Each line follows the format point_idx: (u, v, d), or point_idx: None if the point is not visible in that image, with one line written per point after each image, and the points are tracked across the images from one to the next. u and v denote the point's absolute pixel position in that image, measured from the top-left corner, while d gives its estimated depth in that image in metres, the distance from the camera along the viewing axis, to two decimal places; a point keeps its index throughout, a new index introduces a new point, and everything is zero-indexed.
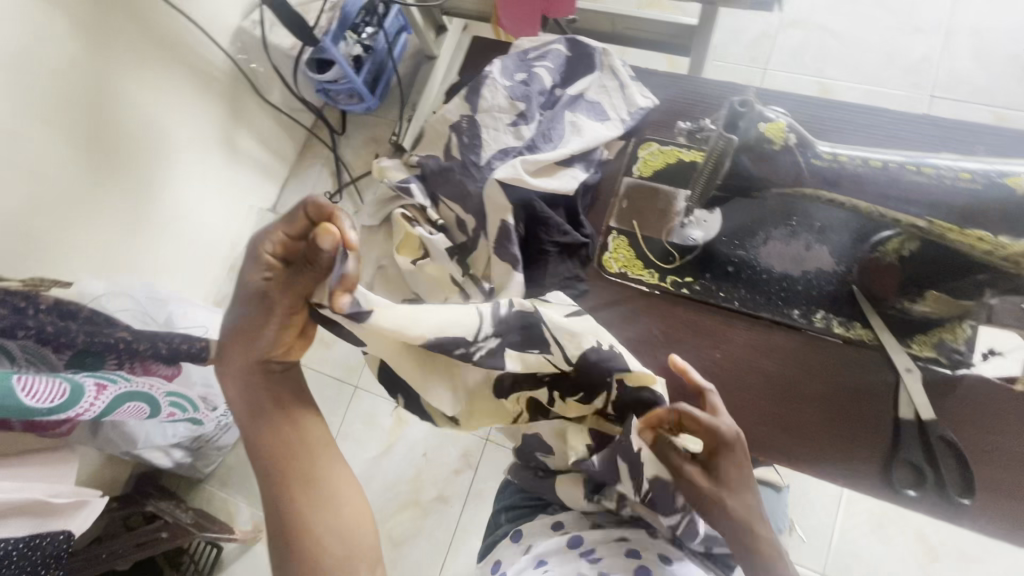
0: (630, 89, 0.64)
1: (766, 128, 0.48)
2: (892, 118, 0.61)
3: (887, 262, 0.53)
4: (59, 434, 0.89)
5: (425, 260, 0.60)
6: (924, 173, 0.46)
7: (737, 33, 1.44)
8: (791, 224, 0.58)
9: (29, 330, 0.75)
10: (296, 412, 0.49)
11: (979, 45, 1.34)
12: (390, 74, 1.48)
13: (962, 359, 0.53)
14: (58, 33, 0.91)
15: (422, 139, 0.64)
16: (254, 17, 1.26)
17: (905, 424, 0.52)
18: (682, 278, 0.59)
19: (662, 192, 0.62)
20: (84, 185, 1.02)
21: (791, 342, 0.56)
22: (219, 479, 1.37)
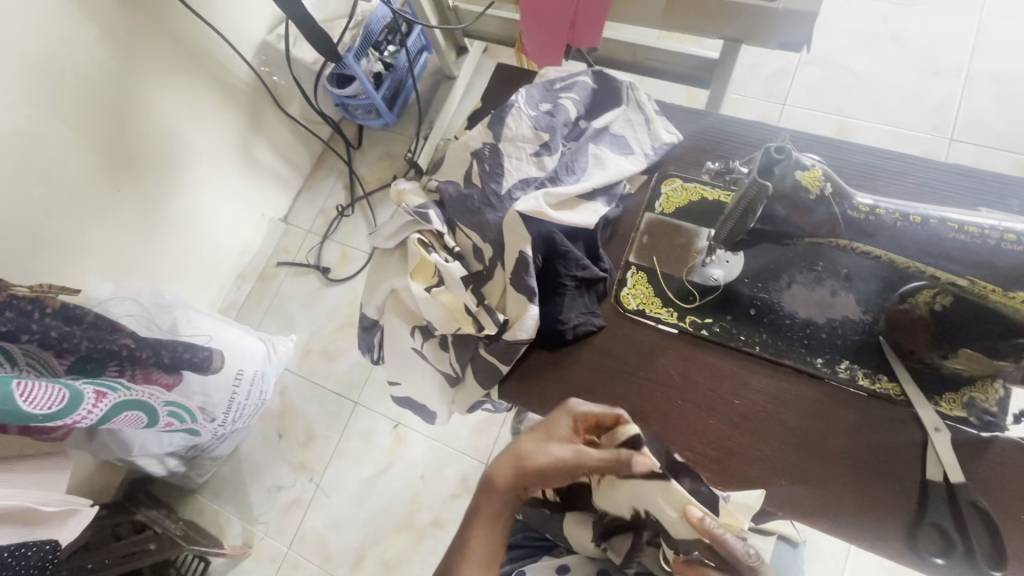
0: (655, 124, 0.64)
1: (802, 176, 0.47)
2: (922, 166, 0.59)
3: (917, 314, 0.50)
4: (52, 438, 0.89)
5: (440, 288, 0.58)
6: (967, 232, 0.46)
7: (756, 68, 1.45)
8: (816, 269, 0.57)
9: (32, 337, 0.74)
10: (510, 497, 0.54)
11: (1001, 92, 1.33)
12: (409, 92, 1.49)
13: (995, 421, 0.50)
14: (85, 40, 0.92)
15: (444, 164, 0.64)
16: (279, 31, 1.26)
17: (932, 486, 0.50)
18: (702, 319, 0.58)
19: (683, 230, 0.61)
20: (100, 190, 1.02)
21: (814, 392, 0.54)
22: (211, 490, 1.33)
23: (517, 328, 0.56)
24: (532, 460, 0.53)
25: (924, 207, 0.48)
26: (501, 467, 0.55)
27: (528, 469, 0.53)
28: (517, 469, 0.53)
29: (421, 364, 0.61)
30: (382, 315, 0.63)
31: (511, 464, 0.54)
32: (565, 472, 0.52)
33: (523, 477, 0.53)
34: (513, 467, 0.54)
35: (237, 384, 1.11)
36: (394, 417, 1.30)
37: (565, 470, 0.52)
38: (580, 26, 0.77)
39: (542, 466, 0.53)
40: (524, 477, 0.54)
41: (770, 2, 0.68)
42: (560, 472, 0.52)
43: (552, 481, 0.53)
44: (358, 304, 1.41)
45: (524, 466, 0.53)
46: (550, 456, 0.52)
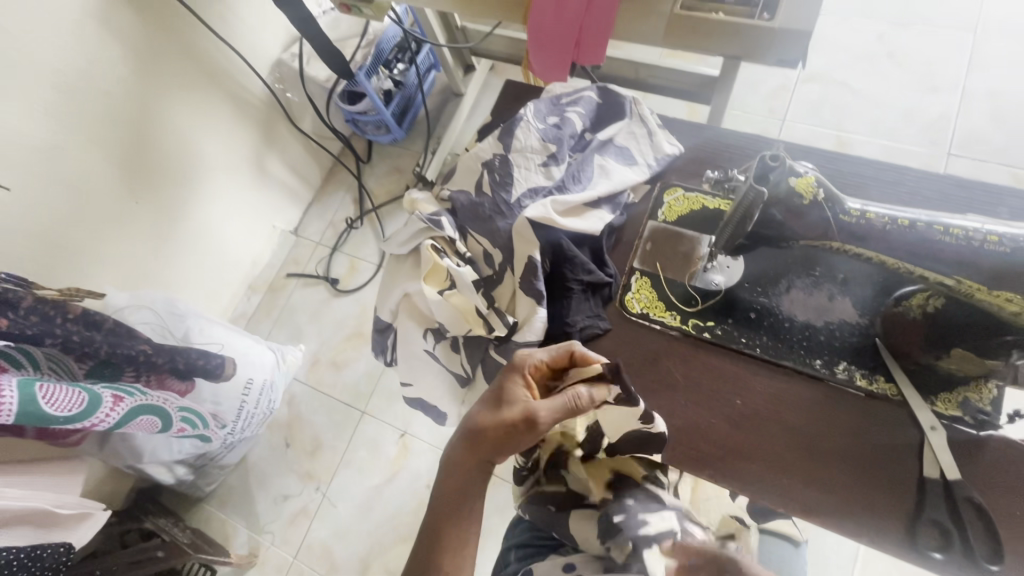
0: (656, 136, 0.67)
1: (796, 182, 0.50)
2: (913, 176, 0.62)
3: (911, 316, 0.52)
4: (66, 444, 0.90)
5: (451, 291, 0.61)
6: (951, 234, 0.48)
7: (757, 86, 1.48)
8: (814, 273, 0.59)
9: (55, 341, 0.75)
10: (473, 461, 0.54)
11: (996, 108, 1.36)
12: (418, 108, 1.54)
13: (988, 419, 0.52)
14: (112, 58, 0.96)
15: (454, 175, 0.67)
16: (294, 50, 1.31)
17: (930, 484, 0.51)
18: (704, 322, 0.60)
19: (686, 237, 0.63)
20: (119, 201, 1.05)
21: (814, 392, 0.56)
22: (218, 499, 1.34)
23: (526, 330, 0.58)
24: (490, 423, 0.53)
25: (912, 210, 0.50)
26: (462, 447, 0.55)
27: (485, 437, 0.53)
28: (476, 441, 0.54)
29: (432, 366, 0.63)
30: (394, 317, 0.66)
31: (470, 439, 0.54)
32: (521, 432, 0.52)
33: (483, 449, 0.54)
34: (473, 442, 0.54)
35: (246, 393, 1.13)
36: (400, 426, 1.32)
37: (519, 429, 0.52)
38: (585, 44, 0.80)
39: (498, 432, 0.53)
40: (486, 449, 0.54)
41: (767, 21, 0.72)
42: (515, 433, 0.52)
43: (511, 448, 0.53)
44: (366, 314, 1.43)
45: (483, 437, 0.54)
46: (504, 417, 0.53)
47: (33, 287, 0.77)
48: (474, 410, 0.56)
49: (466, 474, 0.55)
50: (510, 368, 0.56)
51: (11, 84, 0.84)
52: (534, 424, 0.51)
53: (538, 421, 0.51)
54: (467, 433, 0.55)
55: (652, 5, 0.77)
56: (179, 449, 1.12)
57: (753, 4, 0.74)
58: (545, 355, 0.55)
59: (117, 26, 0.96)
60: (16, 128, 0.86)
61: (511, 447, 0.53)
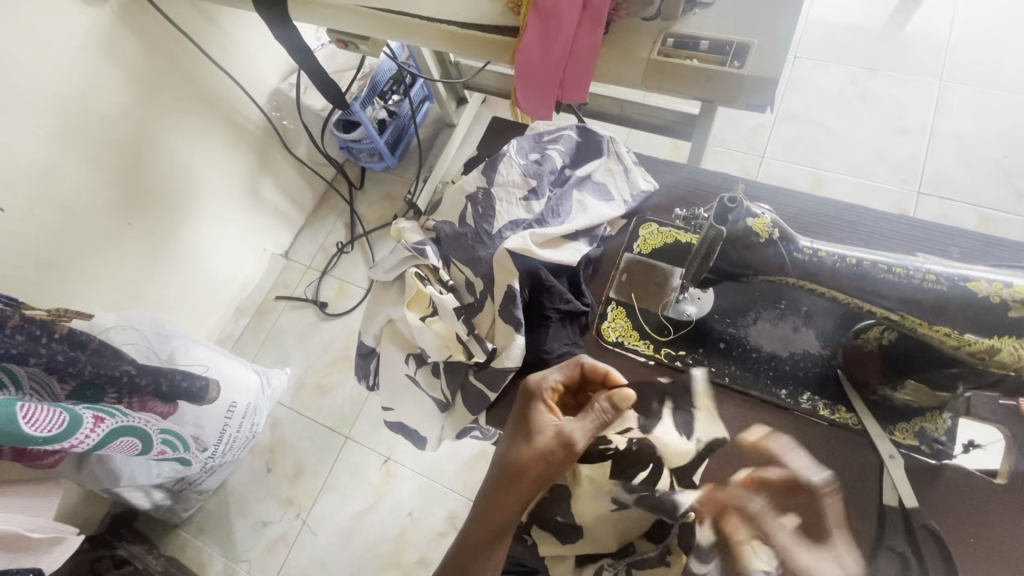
0: (633, 174, 0.71)
1: (753, 223, 0.53)
2: (873, 217, 0.66)
3: (869, 349, 0.56)
4: (38, 467, 0.88)
5: (433, 317, 0.63)
6: (894, 272, 0.50)
7: (737, 124, 1.56)
8: (779, 306, 0.62)
9: (39, 360, 0.75)
10: (515, 488, 0.51)
11: (962, 149, 1.44)
12: (411, 137, 1.59)
13: (943, 449, 0.54)
14: (112, 87, 0.99)
15: (441, 206, 0.70)
16: (291, 80, 1.36)
17: (890, 510, 0.53)
18: (676, 351, 0.63)
19: (660, 269, 0.66)
20: (114, 224, 1.07)
21: (779, 420, 0.58)
22: (195, 526, 1.31)
23: (504, 357, 0.60)
24: (525, 447, 0.52)
25: (857, 250, 0.53)
26: (497, 484, 0.52)
27: (524, 471, 0.51)
28: (512, 475, 0.51)
29: (414, 390, 0.65)
30: (378, 342, 0.68)
31: (506, 479, 0.51)
32: (562, 458, 0.51)
33: (511, 473, 0.51)
34: (510, 483, 0.51)
35: (230, 416, 1.13)
36: (384, 452, 1.32)
37: (559, 455, 0.51)
38: (569, 85, 0.85)
39: (539, 465, 0.51)
40: (527, 486, 0.51)
41: (738, 69, 0.77)
42: (555, 459, 0.51)
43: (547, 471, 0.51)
44: (353, 338, 1.44)
45: (522, 475, 0.51)
46: (538, 445, 0.51)
47: (24, 307, 0.78)
48: (505, 446, 0.53)
49: (505, 510, 0.51)
50: (528, 396, 0.54)
51: (13, 110, 0.87)
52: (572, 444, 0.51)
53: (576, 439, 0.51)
54: (502, 472, 0.52)
55: (632, 52, 0.82)
56: (158, 473, 1.09)
57: (724, 53, 0.79)
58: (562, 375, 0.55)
59: (120, 54, 0.99)
60: (13, 149, 0.88)
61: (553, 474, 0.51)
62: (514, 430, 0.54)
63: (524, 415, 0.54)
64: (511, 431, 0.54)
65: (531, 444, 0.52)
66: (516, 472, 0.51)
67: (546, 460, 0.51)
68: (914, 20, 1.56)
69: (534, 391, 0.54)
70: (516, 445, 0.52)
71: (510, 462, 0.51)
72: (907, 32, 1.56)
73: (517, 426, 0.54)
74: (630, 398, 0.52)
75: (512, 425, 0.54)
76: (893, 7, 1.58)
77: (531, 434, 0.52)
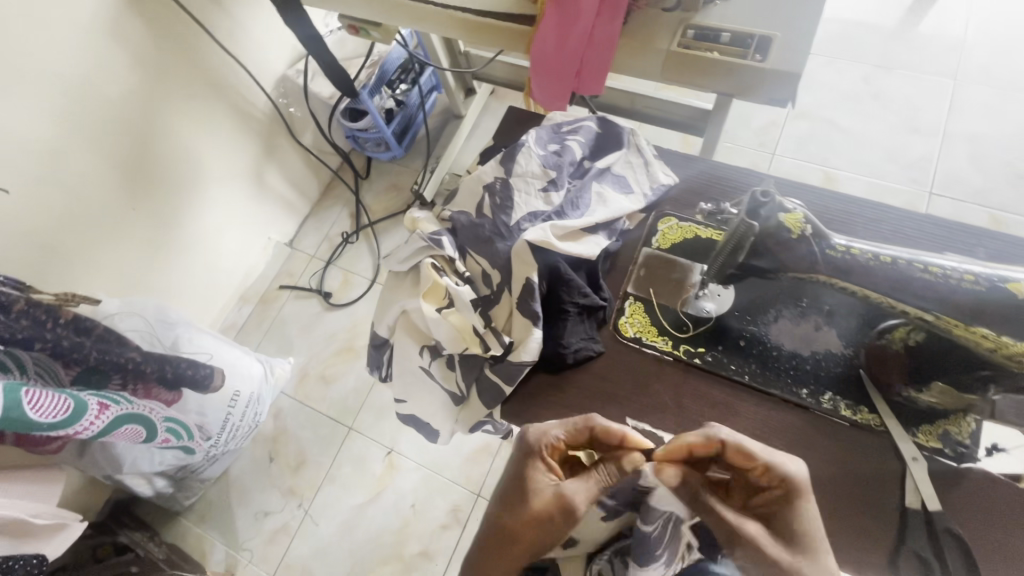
0: (653, 167, 0.69)
1: (785, 218, 0.52)
2: (898, 216, 0.65)
3: (894, 349, 0.55)
4: (43, 453, 0.87)
5: (450, 309, 0.62)
6: (931, 272, 0.50)
7: (748, 120, 1.54)
8: (801, 304, 0.61)
9: (44, 346, 0.73)
10: (511, 552, 0.50)
11: (975, 150, 1.42)
12: (418, 126, 1.57)
13: (967, 452, 0.54)
14: (117, 70, 0.97)
15: (457, 196, 0.69)
16: (299, 66, 1.34)
17: (912, 514, 0.52)
18: (695, 348, 0.61)
19: (679, 265, 0.65)
20: (119, 210, 1.06)
21: (800, 421, 0.58)
22: (196, 514, 1.31)
23: (520, 350, 0.59)
24: (522, 510, 0.51)
25: (893, 248, 0.52)
26: (495, 543, 0.51)
27: (520, 535, 0.50)
28: (509, 538, 0.50)
29: (427, 383, 0.64)
30: (392, 334, 0.67)
31: (503, 541, 0.51)
32: (558, 523, 0.50)
33: (509, 536, 0.50)
34: (503, 547, 0.51)
35: (233, 405, 1.12)
36: (387, 444, 1.31)
37: (556, 519, 0.50)
38: (585, 75, 0.83)
39: (533, 529, 0.50)
40: (522, 552, 0.50)
41: (759, 61, 0.76)
42: (552, 524, 0.50)
43: (546, 537, 0.50)
44: (357, 329, 1.43)
45: (514, 539, 0.50)
46: (536, 508, 0.50)
47: (30, 291, 0.76)
48: (504, 502, 0.53)
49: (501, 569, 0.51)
50: (527, 453, 0.54)
51: (18, 90, 0.85)
52: (571, 511, 0.49)
53: (575, 507, 0.50)
54: (499, 533, 0.51)
55: (651, 42, 0.80)
56: (160, 460, 1.08)
57: (745, 46, 0.78)
58: (565, 434, 0.54)
59: (125, 35, 0.97)
60: (17, 129, 0.86)
61: (552, 538, 0.50)
62: (512, 489, 0.53)
63: (524, 472, 0.53)
64: (509, 487, 0.53)
65: (529, 508, 0.51)
66: (513, 535, 0.50)
67: (545, 525, 0.50)
68: (929, 18, 1.54)
69: (535, 449, 0.54)
70: (515, 508, 0.51)
71: (509, 524, 0.51)
72: (921, 30, 1.54)
73: (516, 485, 0.53)
74: (641, 461, 0.51)
75: (511, 482, 0.53)
76: (907, 5, 1.56)
77: (529, 496, 0.51)
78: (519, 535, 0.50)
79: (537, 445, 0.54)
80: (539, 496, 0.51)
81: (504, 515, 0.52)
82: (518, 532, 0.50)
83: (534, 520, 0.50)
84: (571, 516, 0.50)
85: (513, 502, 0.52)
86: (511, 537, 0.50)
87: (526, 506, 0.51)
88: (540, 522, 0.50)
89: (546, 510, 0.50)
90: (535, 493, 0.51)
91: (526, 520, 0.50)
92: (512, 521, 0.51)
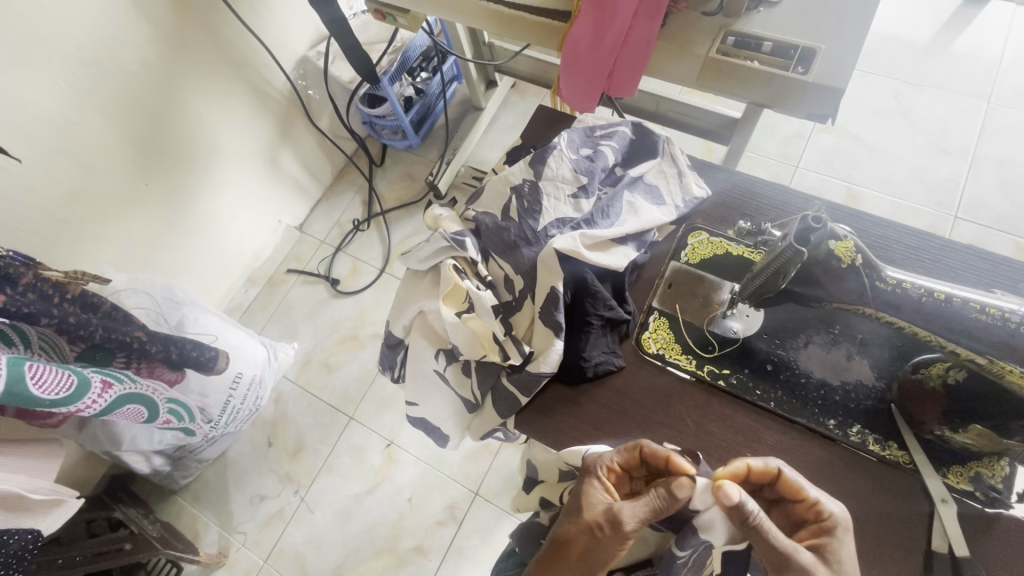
0: (686, 178, 0.67)
1: (835, 246, 0.50)
2: (940, 244, 0.62)
3: (930, 387, 0.51)
4: (45, 425, 0.84)
5: (469, 314, 0.60)
6: (988, 313, 0.47)
7: (772, 130, 1.51)
8: (833, 331, 0.59)
9: (49, 322, 0.69)
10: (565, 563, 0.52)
11: (1004, 176, 1.38)
12: (436, 116, 1.54)
13: (1000, 497, 0.51)
14: (138, 41, 0.95)
15: (482, 197, 0.67)
16: (320, 48, 1.31)
17: (938, 556, 0.51)
18: (720, 369, 0.59)
19: (708, 282, 0.63)
20: (129, 184, 1.03)
21: (826, 452, 0.56)
22: (192, 494, 1.29)
23: (541, 362, 0.57)
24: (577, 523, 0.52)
25: (948, 286, 0.50)
26: (550, 556, 0.53)
27: (573, 546, 0.52)
28: (562, 550, 0.52)
29: (442, 387, 0.62)
30: (407, 334, 0.66)
31: (557, 551, 0.53)
32: (607, 535, 0.50)
33: (563, 548, 0.52)
34: (557, 555, 0.53)
35: (235, 387, 1.09)
36: (387, 436, 1.29)
37: (606, 532, 0.50)
38: (617, 77, 0.81)
39: (583, 538, 0.51)
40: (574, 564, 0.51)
41: (802, 75, 0.72)
42: (601, 535, 0.51)
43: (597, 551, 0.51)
44: (362, 319, 1.41)
45: (567, 548, 0.52)
46: (586, 520, 0.52)
47: (38, 266, 0.73)
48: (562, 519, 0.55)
49: None
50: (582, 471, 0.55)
51: (35, 55, 0.83)
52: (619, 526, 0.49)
53: (622, 522, 0.50)
54: (553, 544, 0.53)
55: (688, 47, 0.77)
56: (159, 439, 1.07)
57: (787, 57, 0.74)
58: (619, 457, 0.54)
59: (147, 5, 0.94)
60: (27, 94, 0.83)
61: (604, 552, 0.50)
62: (569, 506, 0.54)
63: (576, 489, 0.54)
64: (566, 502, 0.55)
65: (583, 521, 0.52)
66: (567, 546, 0.52)
67: (595, 538, 0.51)
68: (964, 37, 1.50)
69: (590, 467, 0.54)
70: (571, 522, 0.53)
71: (564, 538, 0.53)
72: (956, 49, 1.50)
73: (572, 502, 0.54)
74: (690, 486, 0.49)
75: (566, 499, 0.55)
76: (944, 21, 1.52)
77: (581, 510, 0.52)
78: (574, 547, 0.52)
79: (591, 463, 0.54)
80: (590, 510, 0.52)
81: (559, 529, 0.54)
82: (571, 544, 0.52)
83: (586, 531, 0.51)
84: (621, 532, 0.50)
85: (569, 517, 0.53)
86: (565, 550, 0.52)
87: (580, 519, 0.52)
88: (591, 535, 0.51)
89: (595, 522, 0.51)
90: (587, 508, 0.52)
91: (578, 532, 0.52)
92: (566, 535, 0.52)
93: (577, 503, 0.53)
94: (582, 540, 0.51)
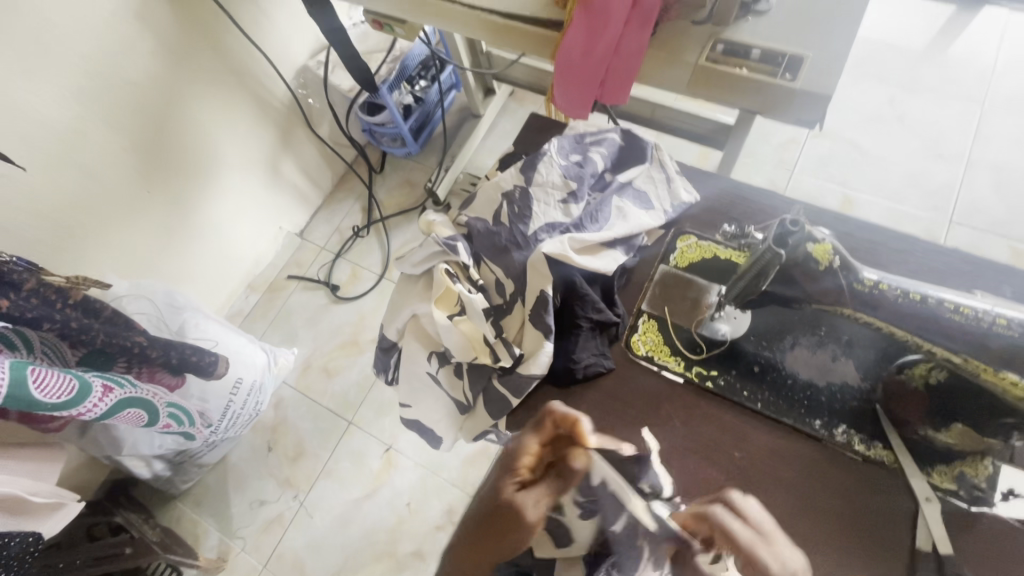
0: (675, 183, 0.68)
1: (813, 248, 0.51)
2: (923, 247, 0.63)
3: (912, 387, 0.52)
4: (46, 429, 0.85)
5: (461, 317, 0.61)
6: (961, 313, 0.49)
7: (768, 136, 1.52)
8: (819, 332, 0.60)
9: (52, 327, 0.71)
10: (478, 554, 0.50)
11: (999, 180, 1.39)
12: (435, 124, 1.55)
13: (982, 495, 0.52)
14: (139, 53, 0.97)
15: (474, 203, 0.68)
16: (320, 58, 1.34)
17: (922, 554, 0.51)
18: (708, 371, 0.60)
19: (697, 285, 0.64)
20: (131, 192, 1.05)
21: (811, 452, 0.56)
22: (192, 499, 1.30)
23: (531, 363, 0.58)
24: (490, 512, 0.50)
25: (925, 286, 0.52)
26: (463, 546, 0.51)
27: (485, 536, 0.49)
28: (474, 542, 0.50)
29: (434, 389, 0.63)
30: (400, 337, 0.67)
31: (470, 542, 0.50)
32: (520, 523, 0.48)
33: (476, 539, 0.50)
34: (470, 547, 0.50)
35: (235, 392, 1.11)
36: (386, 440, 1.30)
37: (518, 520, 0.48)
38: (610, 85, 0.82)
39: (495, 528, 0.49)
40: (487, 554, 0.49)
41: (790, 82, 0.73)
42: (514, 523, 0.48)
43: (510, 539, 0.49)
44: (361, 324, 1.43)
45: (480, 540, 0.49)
46: (500, 509, 0.49)
47: (41, 272, 0.75)
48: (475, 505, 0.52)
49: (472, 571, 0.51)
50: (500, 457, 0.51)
51: (41, 67, 0.85)
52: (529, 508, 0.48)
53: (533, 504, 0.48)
54: (467, 534, 0.51)
55: (678, 55, 0.79)
56: (160, 444, 1.08)
57: (776, 63, 0.75)
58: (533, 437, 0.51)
59: (150, 17, 0.96)
60: (33, 104, 0.85)
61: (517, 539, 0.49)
62: (483, 495, 0.52)
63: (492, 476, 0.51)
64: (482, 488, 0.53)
65: (495, 509, 0.49)
66: (481, 537, 0.49)
67: (508, 526, 0.49)
68: (957, 43, 1.52)
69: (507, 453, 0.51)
70: (484, 511, 0.50)
71: (477, 529, 0.50)
72: (950, 55, 1.51)
73: (487, 489, 0.51)
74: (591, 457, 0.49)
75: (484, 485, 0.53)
76: (938, 27, 1.54)
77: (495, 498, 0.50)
78: (486, 538, 0.49)
79: (508, 449, 0.51)
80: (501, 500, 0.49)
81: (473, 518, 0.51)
82: (485, 536, 0.49)
83: (499, 521, 0.49)
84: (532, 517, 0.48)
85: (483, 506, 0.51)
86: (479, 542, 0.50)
87: (493, 508, 0.49)
88: (503, 523, 0.49)
89: (510, 511, 0.49)
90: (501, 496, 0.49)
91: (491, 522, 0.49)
92: (479, 525, 0.50)
93: (490, 490, 0.51)
94: (496, 530, 0.49)
